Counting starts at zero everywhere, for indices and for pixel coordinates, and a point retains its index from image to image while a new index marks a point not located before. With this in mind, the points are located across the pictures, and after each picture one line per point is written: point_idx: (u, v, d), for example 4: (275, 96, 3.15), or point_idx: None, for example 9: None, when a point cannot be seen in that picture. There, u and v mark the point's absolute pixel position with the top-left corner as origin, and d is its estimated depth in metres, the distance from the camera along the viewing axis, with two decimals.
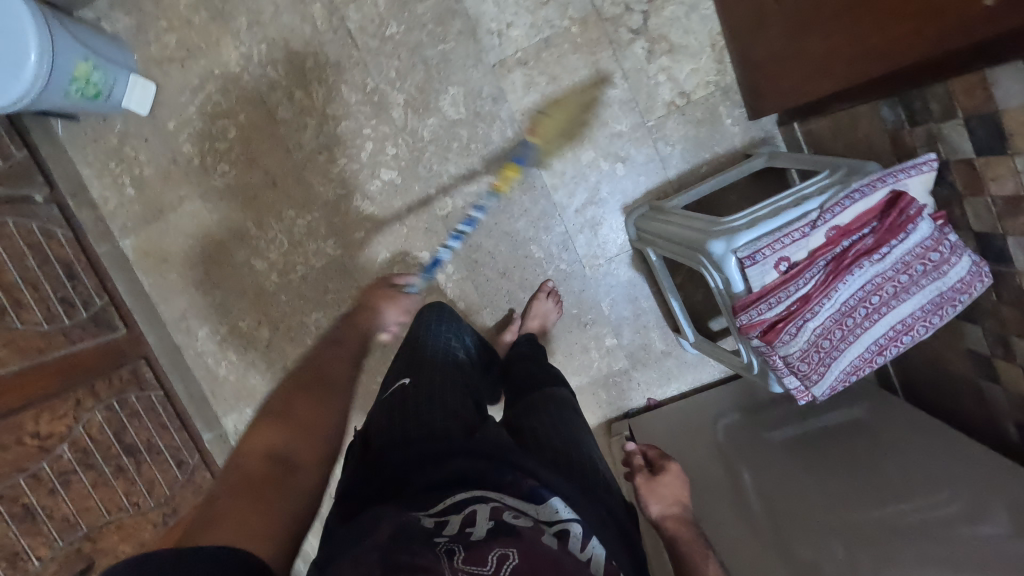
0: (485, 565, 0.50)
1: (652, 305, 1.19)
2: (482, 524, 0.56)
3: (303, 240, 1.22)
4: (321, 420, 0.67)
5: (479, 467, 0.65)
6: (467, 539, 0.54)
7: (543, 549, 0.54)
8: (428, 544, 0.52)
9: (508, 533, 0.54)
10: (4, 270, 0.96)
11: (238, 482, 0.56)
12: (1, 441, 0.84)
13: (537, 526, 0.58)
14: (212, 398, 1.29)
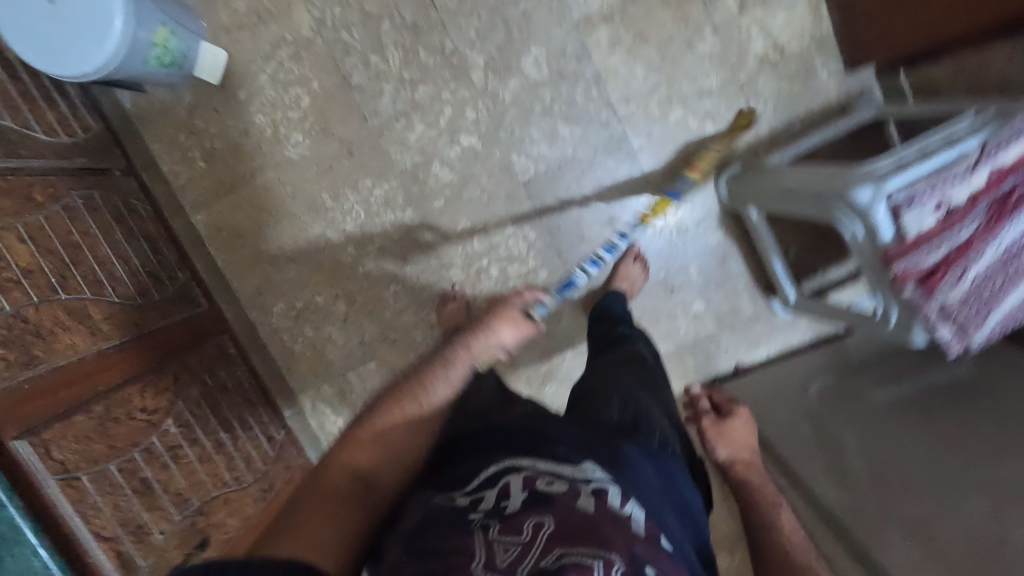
0: (520, 534, 0.53)
1: (741, 267, 1.17)
2: (516, 495, 0.59)
3: (380, 211, 1.20)
4: (411, 445, 0.68)
5: (516, 439, 0.69)
6: (501, 513, 0.57)
7: (578, 512, 0.55)
8: (460, 525, 0.56)
9: (541, 501, 0.57)
10: (96, 244, 0.94)
11: (321, 495, 0.60)
12: (113, 415, 0.83)
13: (572, 489, 0.59)
14: (289, 375, 1.27)
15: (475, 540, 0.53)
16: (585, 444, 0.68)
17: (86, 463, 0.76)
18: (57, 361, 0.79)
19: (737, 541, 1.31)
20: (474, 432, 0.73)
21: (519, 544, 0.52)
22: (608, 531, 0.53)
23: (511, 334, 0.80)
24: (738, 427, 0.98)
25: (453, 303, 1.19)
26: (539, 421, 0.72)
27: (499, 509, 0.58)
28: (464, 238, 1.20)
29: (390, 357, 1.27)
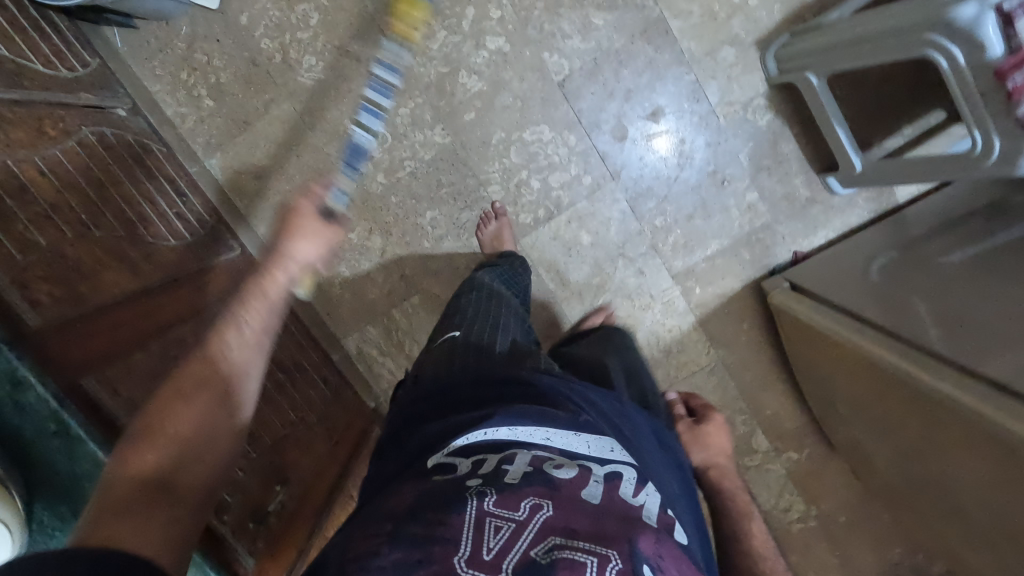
0: (517, 510, 0.48)
1: (794, 149, 1.12)
2: (519, 466, 0.54)
3: (408, 131, 1.12)
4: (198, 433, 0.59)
5: (539, 397, 0.67)
6: (500, 482, 0.51)
7: (582, 503, 0.50)
8: (456, 491, 0.51)
9: (546, 480, 0.52)
10: (119, 181, 0.86)
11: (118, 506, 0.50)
12: (172, 355, 0.76)
13: (580, 473, 0.54)
14: (330, 321, 1.21)
15: (466, 511, 0.48)
16: (608, 419, 0.66)
17: None
18: (105, 299, 0.71)
19: (803, 436, 1.30)
20: (500, 376, 0.71)
21: (513, 522, 0.47)
22: (614, 522, 0.49)
23: (312, 246, 0.84)
24: (713, 432, 0.91)
25: (495, 223, 1.14)
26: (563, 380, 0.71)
27: (498, 474, 0.53)
28: (500, 151, 1.13)
29: (433, 289, 1.21)
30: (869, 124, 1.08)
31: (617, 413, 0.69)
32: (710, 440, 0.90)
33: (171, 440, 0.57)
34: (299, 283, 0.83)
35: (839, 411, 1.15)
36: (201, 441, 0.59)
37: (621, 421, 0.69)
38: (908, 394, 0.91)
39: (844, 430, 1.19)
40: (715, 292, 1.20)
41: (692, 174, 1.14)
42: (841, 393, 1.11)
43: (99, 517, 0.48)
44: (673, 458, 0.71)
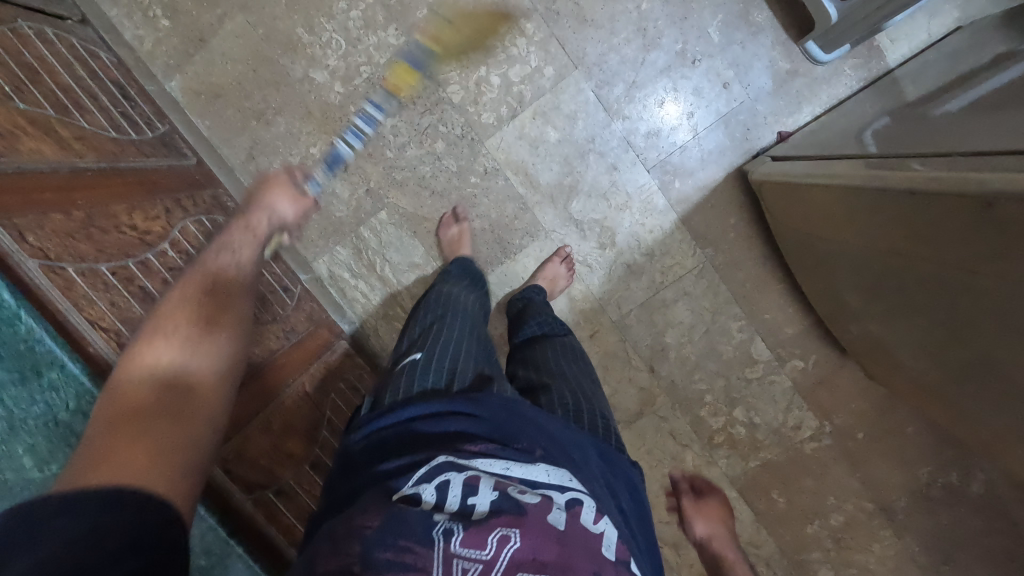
0: (484, 549, 0.46)
1: (768, 19, 1.05)
2: (484, 494, 0.52)
3: (361, 35, 1.10)
4: (212, 348, 0.66)
5: (496, 433, 0.62)
6: (466, 517, 0.49)
7: (548, 530, 0.49)
8: (423, 526, 0.48)
9: (515, 509, 0.50)
10: (56, 73, 0.86)
11: (126, 414, 0.55)
12: (100, 225, 0.75)
13: (544, 501, 0.53)
14: (298, 242, 1.19)
15: (433, 551, 0.45)
16: (562, 450, 0.63)
17: (73, 257, 0.68)
18: (25, 163, 0.70)
19: (809, 344, 1.20)
20: (456, 406, 0.66)
21: (481, 561, 0.45)
22: (580, 556, 0.48)
23: (290, 206, 0.90)
24: (715, 505, 0.86)
25: (455, 227, 1.15)
26: (517, 404, 0.67)
27: (464, 511, 0.50)
28: (457, 48, 1.09)
29: (400, 202, 1.17)
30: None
31: (569, 436, 0.67)
32: (711, 513, 0.85)
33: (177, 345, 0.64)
34: (275, 239, 0.88)
35: (848, 300, 1.04)
36: (207, 362, 0.65)
37: (574, 446, 0.66)
38: (901, 208, 0.78)
39: (856, 327, 1.08)
40: (695, 186, 1.13)
41: (661, 56, 1.07)
42: (850, 261, 0.96)
43: (116, 428, 0.54)
44: (624, 483, 0.69)
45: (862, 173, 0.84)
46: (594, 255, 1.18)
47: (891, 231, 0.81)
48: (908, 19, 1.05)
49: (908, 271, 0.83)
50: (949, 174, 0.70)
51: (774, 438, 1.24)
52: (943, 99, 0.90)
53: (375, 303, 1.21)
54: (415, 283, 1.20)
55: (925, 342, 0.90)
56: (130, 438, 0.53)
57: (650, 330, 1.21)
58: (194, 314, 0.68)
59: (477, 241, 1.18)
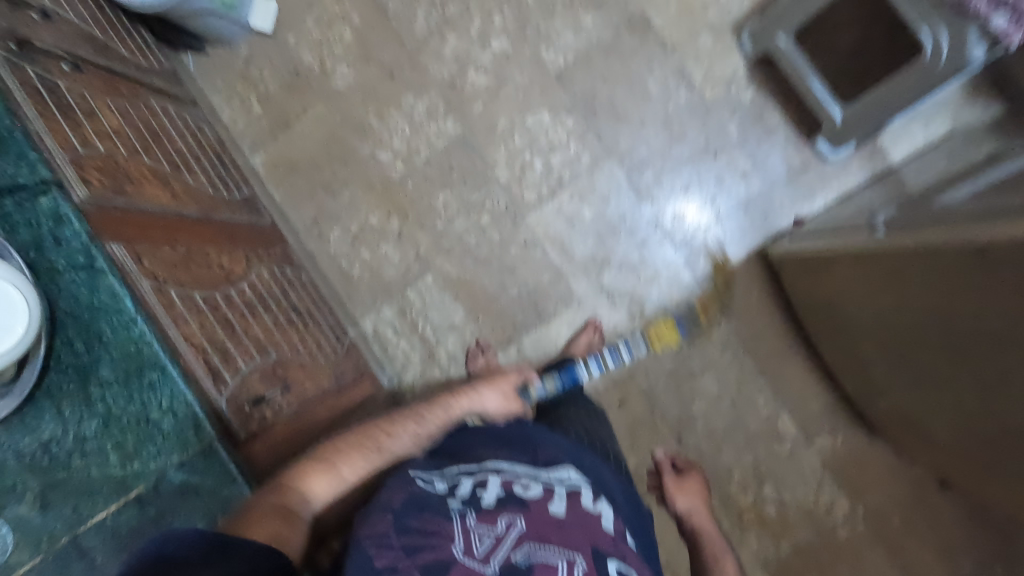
0: (494, 526, 0.60)
1: (780, 119, 1.19)
2: (493, 488, 0.64)
3: (423, 123, 1.27)
4: (362, 475, 0.77)
5: (506, 442, 0.74)
6: (478, 503, 0.62)
7: (549, 517, 0.62)
8: (441, 508, 0.60)
9: (518, 501, 0.63)
10: (174, 140, 1.02)
11: (275, 501, 0.68)
12: (195, 260, 0.85)
13: (547, 492, 0.65)
14: (349, 301, 1.29)
15: (453, 527, 0.59)
16: (569, 453, 0.75)
17: (173, 282, 0.77)
18: (142, 204, 0.82)
19: (835, 420, 1.22)
20: (477, 428, 0.77)
21: (492, 536, 0.59)
22: (576, 532, 0.61)
23: (495, 398, 0.94)
24: (694, 481, 0.93)
25: (481, 358, 1.24)
26: (529, 428, 0.77)
27: (475, 498, 0.63)
28: (506, 136, 1.25)
29: (444, 267, 1.28)
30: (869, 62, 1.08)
31: (574, 449, 0.77)
32: (691, 488, 0.91)
33: (330, 468, 0.75)
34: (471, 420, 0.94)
35: (871, 370, 1.09)
36: (348, 482, 0.76)
37: (581, 456, 0.76)
38: (913, 283, 0.90)
39: (882, 401, 1.11)
40: (718, 263, 1.22)
41: (685, 147, 1.21)
42: (855, 327, 1.07)
43: (257, 512, 0.66)
44: (630, 493, 0.77)
45: (874, 241, 0.97)
46: (624, 324, 1.25)
47: (902, 305, 0.93)
48: (907, 123, 1.17)
49: (913, 332, 0.93)
50: (941, 238, 0.84)
51: (805, 517, 1.22)
52: (951, 189, 0.98)
53: (414, 360, 1.28)
54: (453, 343, 1.28)
55: (936, 406, 0.97)
56: (261, 521, 0.65)
57: (677, 400, 1.24)
58: (356, 450, 0.77)
59: (514, 306, 1.27)
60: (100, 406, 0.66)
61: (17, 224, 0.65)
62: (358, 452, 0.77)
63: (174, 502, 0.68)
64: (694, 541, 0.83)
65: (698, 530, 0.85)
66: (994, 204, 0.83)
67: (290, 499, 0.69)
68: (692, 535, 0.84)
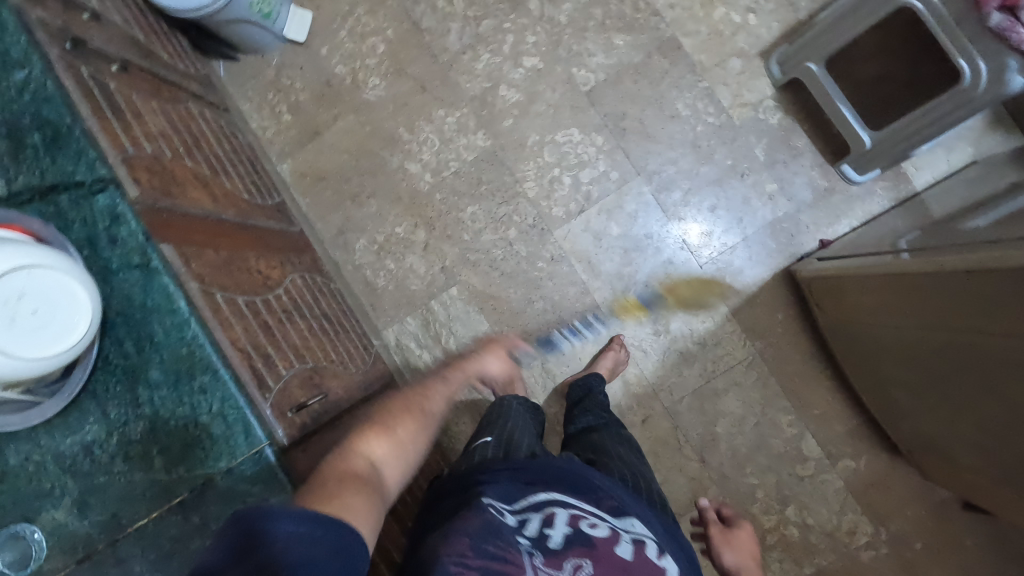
0: (562, 568, 0.62)
1: (807, 143, 1.21)
2: (561, 527, 0.65)
3: (453, 136, 1.28)
4: (415, 443, 0.69)
5: (569, 482, 0.71)
6: (545, 544, 0.63)
7: (615, 561, 0.64)
8: (512, 542, 0.62)
9: (585, 540, 0.65)
10: (212, 144, 1.02)
11: (338, 472, 0.59)
12: (237, 265, 0.84)
13: (614, 535, 0.67)
14: (371, 311, 1.29)
15: (524, 564, 0.60)
16: (632, 503, 0.73)
17: (219, 285, 0.76)
18: (186, 207, 0.81)
19: (859, 443, 1.22)
20: (540, 467, 0.72)
21: None
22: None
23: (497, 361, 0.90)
24: (745, 536, 0.90)
25: None
26: (588, 474, 0.73)
27: (543, 535, 0.64)
28: (535, 152, 1.26)
29: (470, 280, 1.28)
30: (882, 90, 1.12)
31: (631, 501, 0.73)
32: (740, 543, 0.89)
33: (382, 435, 0.67)
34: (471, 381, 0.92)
35: (896, 392, 1.09)
36: (406, 452, 0.68)
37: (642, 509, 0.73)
38: (923, 305, 0.93)
39: (905, 424, 1.12)
40: (744, 283, 1.23)
41: (712, 168, 1.23)
42: (878, 348, 1.08)
43: (326, 482, 0.57)
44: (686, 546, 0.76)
45: (897, 264, 0.98)
46: (649, 341, 1.25)
47: (923, 329, 0.94)
48: (930, 151, 1.19)
49: (937, 357, 0.94)
50: (948, 266, 0.86)
51: (828, 540, 1.21)
52: (979, 215, 0.97)
53: (436, 373, 1.27)
54: None
55: (964, 430, 0.97)
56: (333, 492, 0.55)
57: (701, 419, 1.24)
58: (401, 417, 0.71)
59: (538, 320, 1.26)
60: (147, 409, 0.65)
61: (72, 222, 0.65)
62: (404, 420, 0.70)
63: (215, 510, 0.65)
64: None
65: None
66: (1000, 232, 0.86)
67: (354, 466, 0.61)
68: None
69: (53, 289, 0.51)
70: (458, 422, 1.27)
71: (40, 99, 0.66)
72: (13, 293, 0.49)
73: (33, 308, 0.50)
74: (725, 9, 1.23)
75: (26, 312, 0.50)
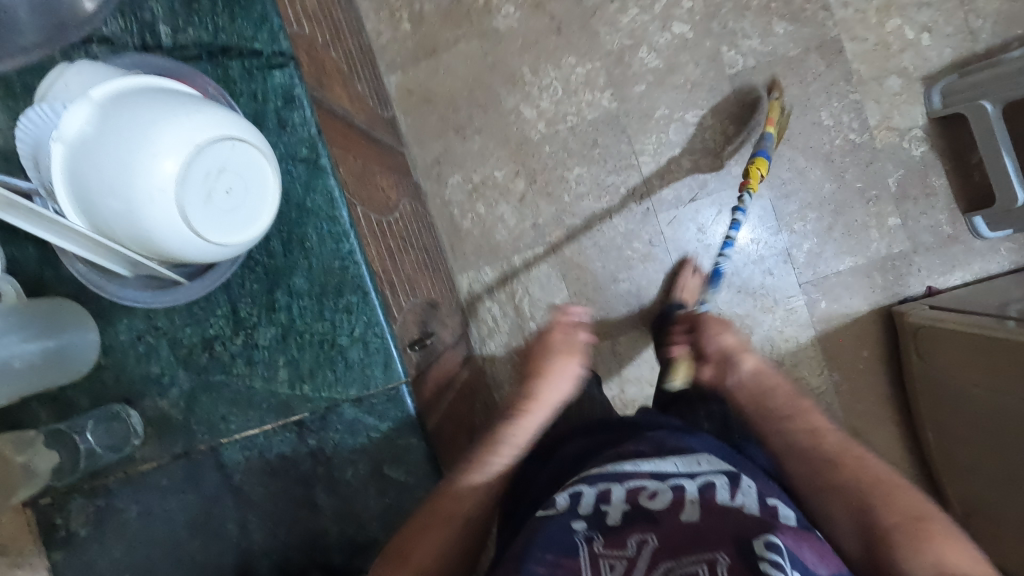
0: (625, 548, 0.51)
1: (943, 184, 1.15)
2: (616, 504, 0.56)
3: (579, 89, 1.19)
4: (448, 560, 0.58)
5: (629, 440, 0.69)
6: (603, 522, 0.54)
7: (682, 525, 0.52)
8: (565, 535, 0.54)
9: (644, 513, 0.54)
10: (346, 39, 0.93)
11: None
12: (369, 179, 0.78)
13: (675, 496, 0.56)
14: (451, 252, 1.23)
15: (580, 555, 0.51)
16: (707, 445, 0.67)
17: (359, 198, 0.70)
18: (331, 101, 0.74)
19: None
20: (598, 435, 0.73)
21: (625, 559, 0.50)
22: (718, 529, 0.50)
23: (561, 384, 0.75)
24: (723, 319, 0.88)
25: None
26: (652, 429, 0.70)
27: (599, 514, 0.56)
28: (660, 126, 1.19)
29: (559, 244, 1.22)
30: None
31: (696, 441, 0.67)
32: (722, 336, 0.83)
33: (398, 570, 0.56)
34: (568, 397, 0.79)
35: (959, 452, 1.06)
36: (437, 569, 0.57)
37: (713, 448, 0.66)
38: None
39: (961, 489, 1.09)
40: (841, 311, 1.18)
41: (839, 188, 1.16)
42: (955, 408, 1.05)
43: None
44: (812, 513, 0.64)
45: (1002, 330, 0.93)
46: None
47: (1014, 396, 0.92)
48: None
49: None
50: None
51: None
52: None
53: (503, 330, 1.23)
54: (548, 322, 1.22)
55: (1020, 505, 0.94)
56: None
57: None
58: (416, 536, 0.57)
59: (619, 301, 1.21)
60: (283, 315, 0.59)
61: (239, 94, 0.58)
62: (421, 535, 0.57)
63: (338, 438, 0.60)
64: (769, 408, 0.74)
65: (768, 387, 0.77)
66: None
67: None
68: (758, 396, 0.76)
69: (250, 171, 0.45)
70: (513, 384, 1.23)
71: None
72: (214, 166, 0.43)
73: (228, 188, 0.44)
74: (900, 21, 1.13)
75: (222, 191, 0.44)
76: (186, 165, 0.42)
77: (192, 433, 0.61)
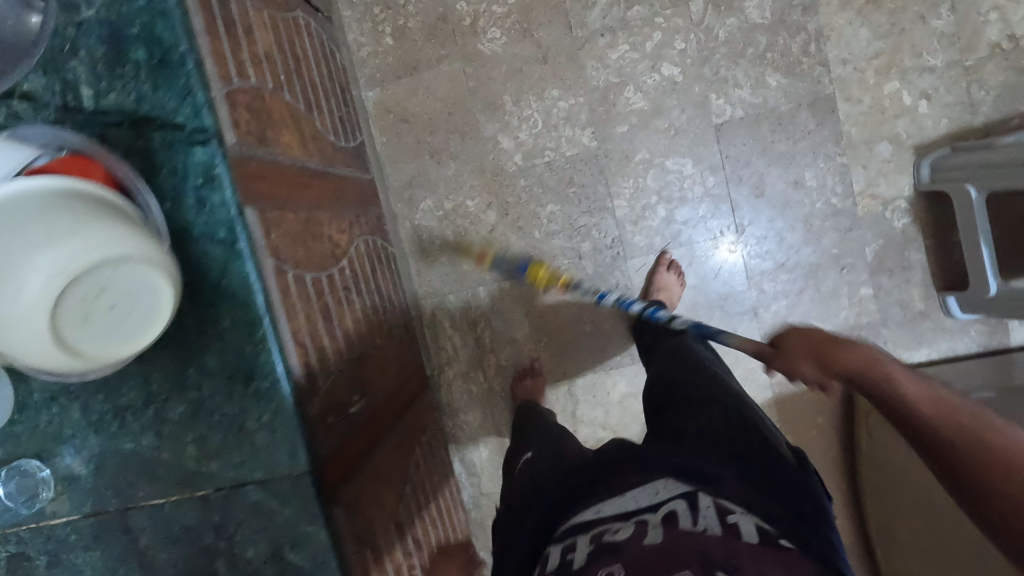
0: None
1: (921, 259, 1.12)
2: (582, 548, 0.57)
3: (559, 123, 1.15)
4: None
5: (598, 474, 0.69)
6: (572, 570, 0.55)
7: (645, 550, 0.53)
8: None
9: (610, 548, 0.55)
10: (310, 68, 0.90)
11: None
12: (312, 233, 0.76)
13: (638, 526, 0.57)
14: (417, 277, 1.22)
15: None
16: (676, 461, 0.66)
17: (292, 262, 0.68)
18: (276, 155, 0.71)
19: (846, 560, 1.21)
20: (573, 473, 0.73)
21: None
22: (678, 549, 0.52)
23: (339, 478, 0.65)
24: (808, 334, 0.63)
25: (531, 380, 1.19)
26: (623, 452, 0.70)
27: (568, 565, 0.56)
28: (639, 170, 1.15)
29: (525, 279, 1.20)
30: None
31: (664, 457, 0.67)
32: (797, 354, 0.63)
33: None
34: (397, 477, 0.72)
35: (902, 522, 1.07)
36: None
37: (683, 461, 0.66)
38: None
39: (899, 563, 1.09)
40: None
41: (815, 252, 1.14)
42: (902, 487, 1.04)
43: None
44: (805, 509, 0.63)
45: None
46: None
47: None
48: None
49: None
50: None
51: None
52: None
53: (462, 360, 1.23)
54: (507, 356, 1.22)
55: None
56: None
57: None
58: None
59: (581, 343, 1.21)
60: (194, 392, 0.59)
61: (159, 168, 0.56)
62: None
63: (241, 517, 0.61)
64: (942, 434, 0.57)
65: (928, 431, 0.58)
66: None
67: None
68: (913, 426, 0.59)
69: (135, 281, 0.44)
70: (467, 412, 1.24)
71: (155, 10, 0.54)
72: (92, 287, 0.42)
73: (111, 304, 0.43)
74: (900, 85, 1.08)
75: (104, 308, 0.43)
76: (60, 290, 0.41)
77: (102, 494, 0.62)
